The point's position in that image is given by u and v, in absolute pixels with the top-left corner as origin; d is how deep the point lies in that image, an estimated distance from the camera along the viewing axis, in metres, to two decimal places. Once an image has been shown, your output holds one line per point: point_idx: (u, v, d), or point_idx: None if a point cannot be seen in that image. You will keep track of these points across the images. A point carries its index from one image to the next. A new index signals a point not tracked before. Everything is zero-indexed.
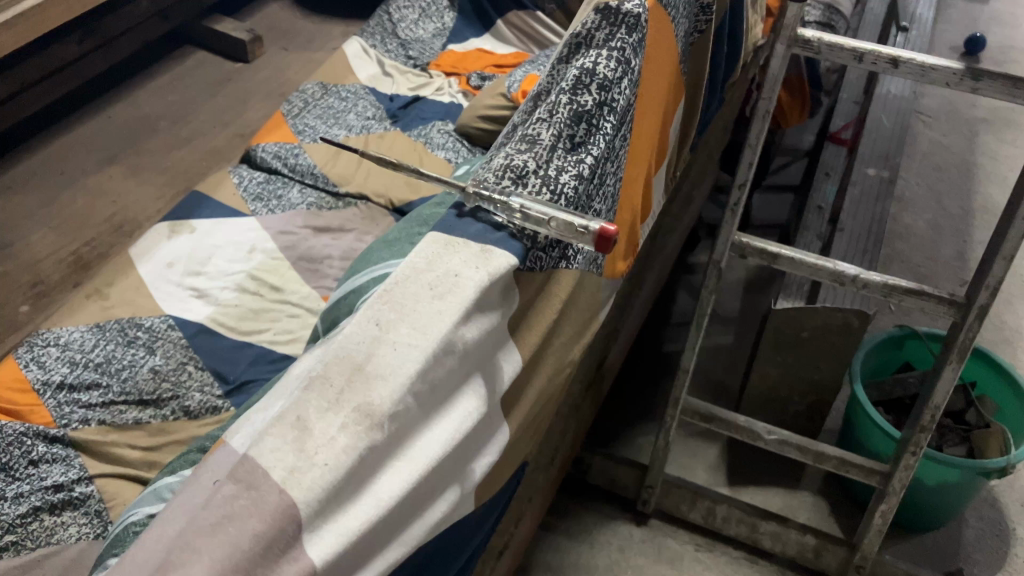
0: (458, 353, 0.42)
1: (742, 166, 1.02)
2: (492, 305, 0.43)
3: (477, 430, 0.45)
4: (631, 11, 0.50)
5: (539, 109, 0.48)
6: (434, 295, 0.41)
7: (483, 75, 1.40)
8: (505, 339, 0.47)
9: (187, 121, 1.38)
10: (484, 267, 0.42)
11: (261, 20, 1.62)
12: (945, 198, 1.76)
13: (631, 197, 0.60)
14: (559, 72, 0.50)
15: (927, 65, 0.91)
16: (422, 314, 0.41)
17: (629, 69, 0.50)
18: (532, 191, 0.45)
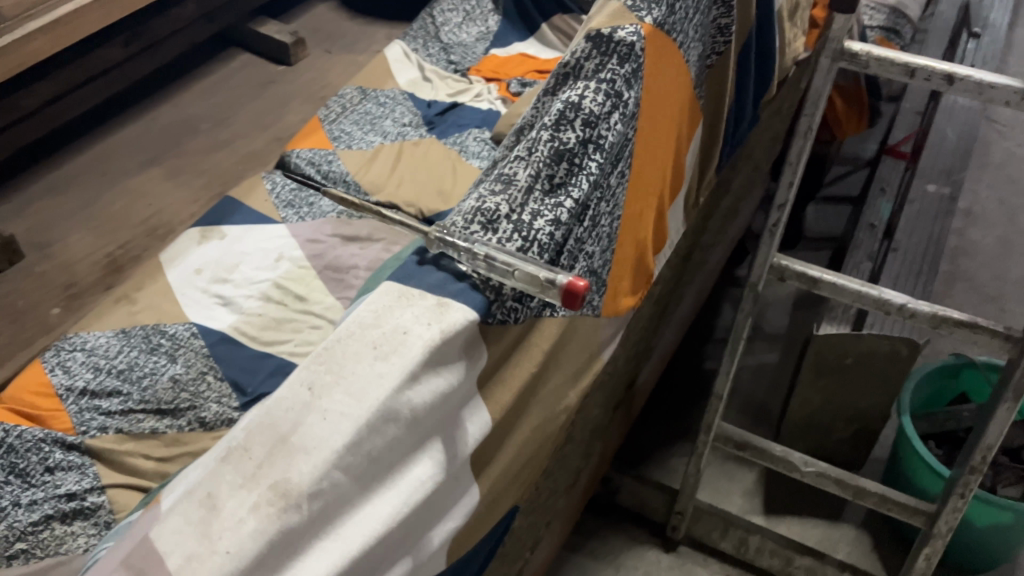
0: (404, 420, 0.41)
1: (783, 185, 0.96)
2: (446, 365, 0.42)
3: (435, 498, 0.44)
4: (623, 40, 0.46)
5: (518, 146, 0.45)
6: (377, 356, 0.40)
7: (523, 81, 1.37)
8: (471, 396, 0.45)
9: (227, 124, 1.38)
10: (436, 324, 0.41)
11: (308, 21, 1.61)
12: (1017, 213, 1.66)
13: (636, 231, 0.57)
14: (544, 105, 0.47)
15: (985, 83, 0.85)
16: (360, 378, 0.40)
17: (620, 103, 0.46)
18: (501, 238, 0.42)
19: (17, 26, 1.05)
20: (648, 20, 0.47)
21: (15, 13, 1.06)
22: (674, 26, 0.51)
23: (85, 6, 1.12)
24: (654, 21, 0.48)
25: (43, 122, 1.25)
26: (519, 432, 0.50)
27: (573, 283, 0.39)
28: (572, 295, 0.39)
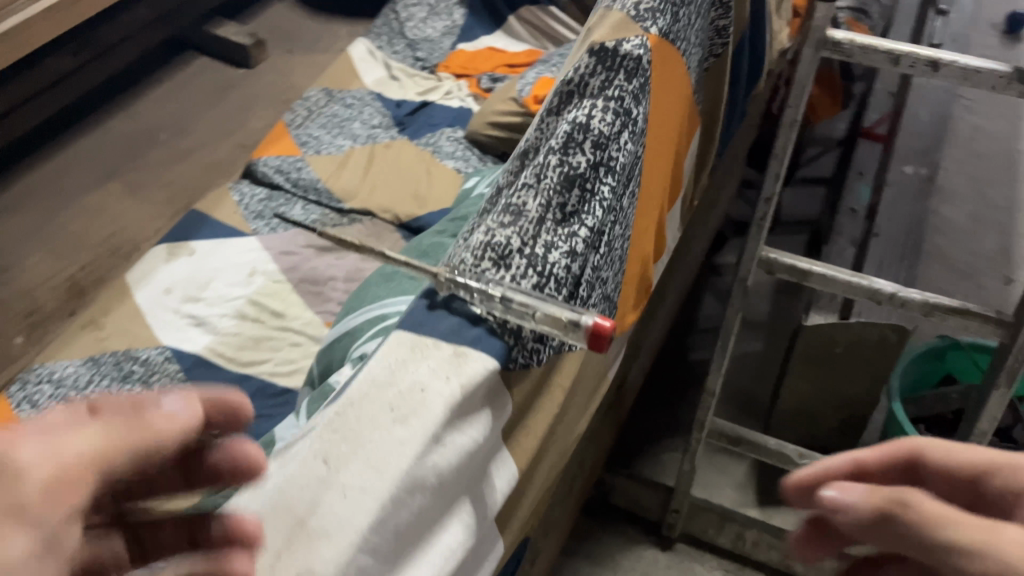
0: (431, 487, 0.38)
1: (770, 179, 0.94)
2: (465, 422, 0.40)
3: (465, 561, 0.41)
4: (630, 54, 0.43)
5: (524, 172, 0.42)
6: (396, 419, 0.37)
7: (494, 76, 1.34)
8: (497, 450, 0.43)
9: (188, 132, 1.32)
10: (455, 378, 0.39)
11: (266, 21, 1.56)
12: (988, 188, 1.64)
13: (640, 246, 0.54)
14: (548, 126, 0.44)
15: (970, 68, 0.83)
16: (380, 446, 0.37)
17: (629, 121, 0.43)
18: (516, 275, 0.39)
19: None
20: (654, 31, 0.44)
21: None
22: (677, 34, 0.48)
23: (32, 19, 1.06)
24: (658, 31, 0.45)
25: None
26: (538, 474, 0.48)
27: (599, 323, 0.37)
28: (599, 336, 0.37)
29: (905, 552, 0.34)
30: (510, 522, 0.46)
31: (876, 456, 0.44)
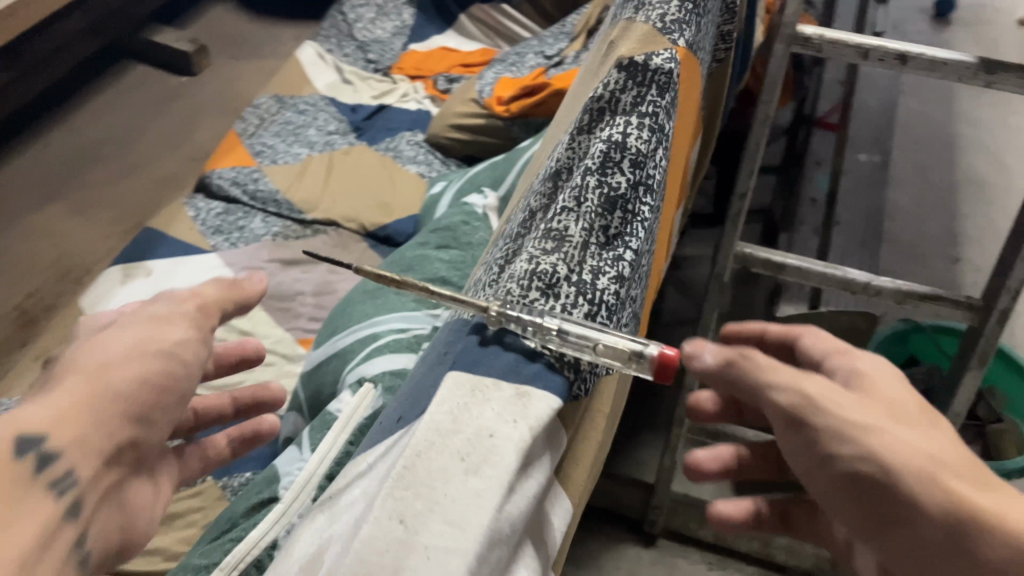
0: (508, 539, 0.32)
1: (743, 176, 0.94)
2: (531, 467, 0.34)
3: None
4: (662, 67, 0.41)
5: (561, 195, 0.40)
6: (468, 469, 0.32)
7: (450, 77, 1.32)
8: (551, 487, 0.38)
9: (133, 146, 1.27)
10: (524, 419, 0.33)
11: (206, 26, 1.50)
12: (931, 171, 1.64)
13: (656, 259, 0.53)
14: (581, 143, 0.42)
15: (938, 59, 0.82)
16: (456, 500, 0.31)
17: (664, 137, 0.42)
18: (566, 305, 0.38)
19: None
20: (682, 43, 0.44)
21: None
22: (697, 45, 0.48)
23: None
24: (685, 45, 0.44)
25: None
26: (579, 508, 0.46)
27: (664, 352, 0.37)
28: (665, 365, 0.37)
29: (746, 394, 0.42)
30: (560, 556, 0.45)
31: (769, 335, 0.51)
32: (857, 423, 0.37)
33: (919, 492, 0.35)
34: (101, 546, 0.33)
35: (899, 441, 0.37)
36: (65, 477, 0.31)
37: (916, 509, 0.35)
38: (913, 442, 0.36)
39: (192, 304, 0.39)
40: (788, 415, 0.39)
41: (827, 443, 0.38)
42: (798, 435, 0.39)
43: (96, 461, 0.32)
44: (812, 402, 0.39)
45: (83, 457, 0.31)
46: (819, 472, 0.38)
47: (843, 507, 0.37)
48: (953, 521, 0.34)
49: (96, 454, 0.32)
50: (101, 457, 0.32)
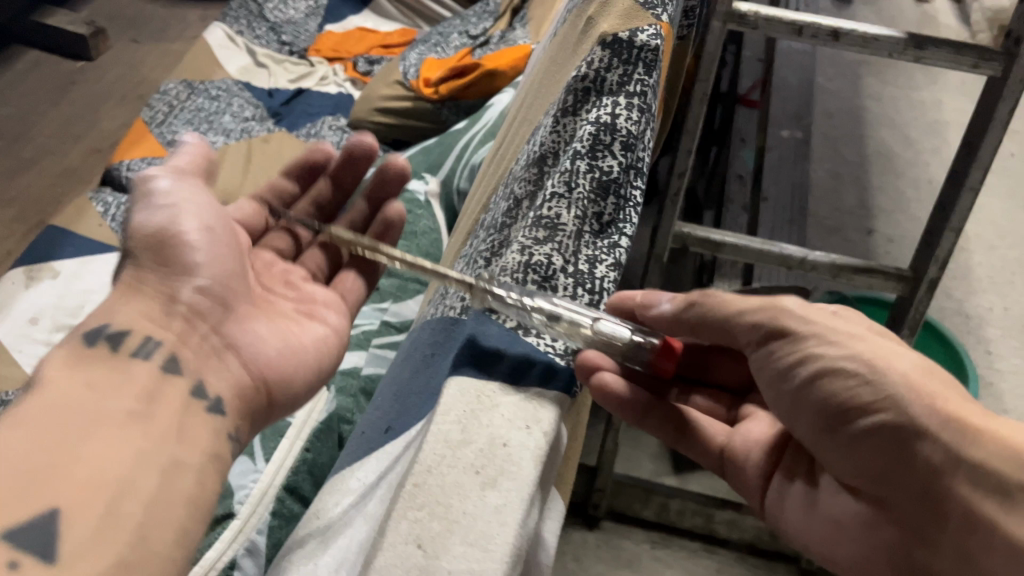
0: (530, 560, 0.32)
1: (681, 154, 0.94)
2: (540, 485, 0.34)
3: None
4: (648, 45, 0.40)
5: (551, 180, 0.39)
6: (484, 482, 0.31)
7: (371, 58, 1.27)
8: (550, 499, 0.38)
9: (28, 139, 1.16)
10: (536, 427, 0.33)
11: (103, 9, 1.40)
12: (843, 145, 1.69)
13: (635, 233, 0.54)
14: (566, 120, 0.41)
15: (868, 36, 0.70)
16: (477, 517, 0.31)
17: (652, 116, 0.41)
18: (565, 295, 0.38)
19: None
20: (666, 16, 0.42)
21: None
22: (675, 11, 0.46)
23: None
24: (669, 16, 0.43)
25: None
26: None
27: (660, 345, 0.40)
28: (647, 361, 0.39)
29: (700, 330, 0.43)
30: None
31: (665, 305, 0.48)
32: (836, 332, 0.39)
33: (904, 388, 0.36)
34: (241, 387, 0.43)
35: (883, 349, 0.38)
36: (144, 344, 0.40)
37: (883, 409, 0.36)
38: (894, 354, 0.38)
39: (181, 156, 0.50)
40: (762, 335, 0.41)
41: (804, 353, 0.39)
42: (774, 358, 0.40)
43: (171, 327, 0.42)
44: (786, 314, 0.40)
45: (153, 332, 0.41)
46: (791, 387, 0.40)
47: (812, 416, 0.39)
48: (929, 420, 0.35)
49: (167, 324, 0.42)
50: (178, 324, 0.42)
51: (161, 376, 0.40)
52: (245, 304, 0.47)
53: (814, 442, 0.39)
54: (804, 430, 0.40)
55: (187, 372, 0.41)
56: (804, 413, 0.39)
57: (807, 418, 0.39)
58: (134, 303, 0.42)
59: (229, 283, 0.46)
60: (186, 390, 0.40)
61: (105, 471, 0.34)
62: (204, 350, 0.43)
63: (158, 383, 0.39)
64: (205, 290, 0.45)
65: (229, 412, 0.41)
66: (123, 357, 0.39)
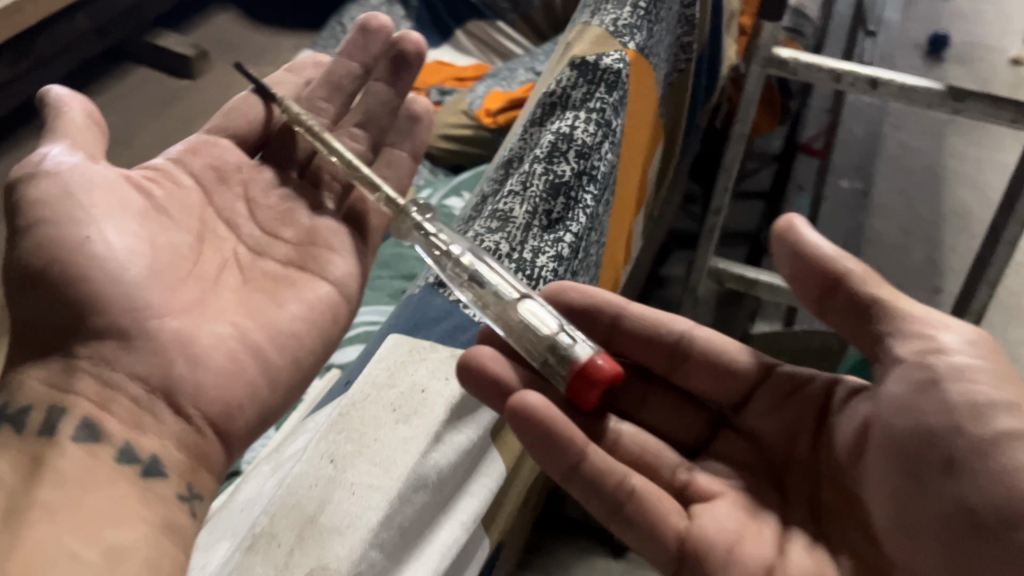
0: (432, 486, 0.48)
1: (718, 192, 0.99)
2: (458, 429, 0.51)
3: (463, 559, 0.50)
4: (609, 69, 0.59)
5: (519, 178, 0.58)
6: (398, 418, 0.50)
7: (443, 89, 1.33)
8: (489, 450, 0.53)
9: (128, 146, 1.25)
10: (449, 382, 0.52)
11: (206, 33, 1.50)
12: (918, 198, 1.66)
13: (615, 234, 0.68)
14: (534, 133, 0.60)
15: (906, 87, 0.87)
16: (386, 443, 0.48)
17: (606, 129, 0.59)
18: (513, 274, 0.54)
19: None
20: (631, 46, 0.61)
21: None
22: (651, 51, 0.65)
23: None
24: (634, 45, 0.62)
25: None
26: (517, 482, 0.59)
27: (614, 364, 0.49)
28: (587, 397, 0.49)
29: (853, 284, 0.54)
30: (496, 519, 0.54)
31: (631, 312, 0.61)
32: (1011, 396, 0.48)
33: None
34: (183, 430, 0.50)
35: None
36: (54, 417, 0.47)
37: None
38: None
39: (90, 123, 0.56)
40: (921, 356, 0.52)
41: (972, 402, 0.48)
42: (963, 410, 0.48)
43: (81, 392, 0.48)
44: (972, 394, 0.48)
45: (55, 402, 0.47)
46: (957, 454, 0.48)
47: (969, 489, 0.47)
48: None
49: (75, 388, 0.48)
50: (90, 385, 0.48)
51: (90, 453, 0.46)
52: (181, 315, 0.52)
53: (933, 471, 0.49)
54: (937, 485, 0.48)
55: (116, 438, 0.47)
56: (939, 447, 0.49)
57: (936, 450, 0.49)
58: (47, 377, 0.49)
59: (149, 279, 0.52)
60: (113, 455, 0.47)
61: (44, 557, 0.40)
62: (126, 404, 0.49)
63: (81, 459, 0.46)
64: (112, 321, 0.50)
65: (170, 471, 0.48)
66: (31, 438, 0.46)
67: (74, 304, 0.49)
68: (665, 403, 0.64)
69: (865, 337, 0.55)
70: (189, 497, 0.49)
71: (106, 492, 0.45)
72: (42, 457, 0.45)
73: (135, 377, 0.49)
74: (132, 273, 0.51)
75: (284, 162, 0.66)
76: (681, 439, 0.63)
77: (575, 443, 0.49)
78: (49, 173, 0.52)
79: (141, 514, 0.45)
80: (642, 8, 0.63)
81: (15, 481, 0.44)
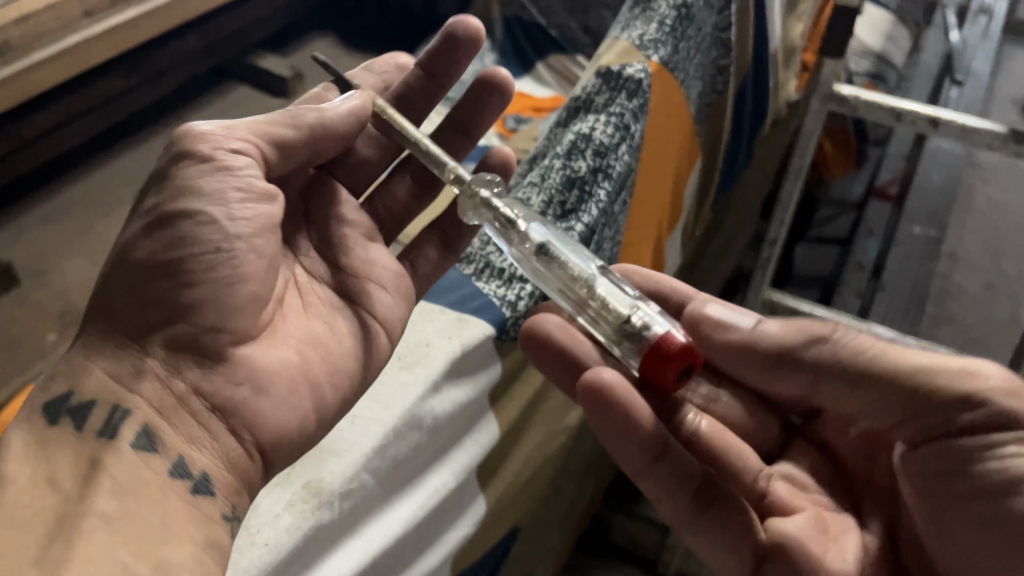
0: (425, 426, 0.61)
1: (775, 224, 1.01)
2: (454, 385, 0.63)
3: (451, 500, 0.64)
4: (630, 78, 0.64)
5: (539, 171, 0.64)
6: (403, 367, 0.63)
7: (520, 117, 1.34)
8: (487, 411, 0.67)
9: None
10: (454, 339, 0.64)
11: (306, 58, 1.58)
12: None
13: (640, 237, 0.72)
14: (558, 133, 0.66)
15: (968, 128, 0.87)
16: (389, 390, 0.62)
17: (626, 132, 0.64)
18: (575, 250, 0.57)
19: (56, 36, 0.96)
20: (654, 59, 0.65)
21: (63, 23, 0.97)
22: (678, 65, 0.69)
23: (142, 15, 1.04)
24: (658, 59, 0.66)
25: (44, 150, 1.18)
26: (524, 444, 0.72)
27: (688, 341, 0.52)
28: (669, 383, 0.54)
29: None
30: (493, 481, 0.69)
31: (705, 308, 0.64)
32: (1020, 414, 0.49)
33: None
34: (235, 453, 0.51)
35: None
36: (115, 414, 0.48)
37: None
38: None
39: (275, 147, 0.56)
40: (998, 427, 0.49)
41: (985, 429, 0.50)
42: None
43: (144, 395, 0.49)
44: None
45: (118, 400, 0.49)
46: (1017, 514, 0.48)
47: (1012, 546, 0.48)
48: None
49: (138, 389, 0.49)
50: (152, 388, 0.50)
51: (145, 461, 0.47)
52: (251, 342, 0.54)
53: (957, 510, 0.51)
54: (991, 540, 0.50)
55: (172, 451, 0.49)
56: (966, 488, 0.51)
57: (958, 492, 0.51)
58: (111, 369, 0.50)
59: (249, 304, 0.53)
60: (167, 468, 0.48)
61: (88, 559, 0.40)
62: (184, 417, 0.50)
63: (136, 464, 0.46)
64: (193, 332, 0.51)
65: (218, 492, 0.49)
66: (91, 438, 0.47)
67: (161, 304, 0.51)
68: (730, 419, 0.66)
69: (870, 401, 0.56)
70: (232, 517, 0.49)
71: (156, 506, 0.45)
72: (101, 459, 0.46)
73: (196, 390, 0.51)
74: (238, 293, 0.52)
75: (353, 186, 0.70)
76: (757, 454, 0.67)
77: (647, 418, 0.55)
78: (206, 159, 0.53)
79: (186, 530, 0.45)
80: (669, 25, 0.67)
81: (74, 482, 0.44)
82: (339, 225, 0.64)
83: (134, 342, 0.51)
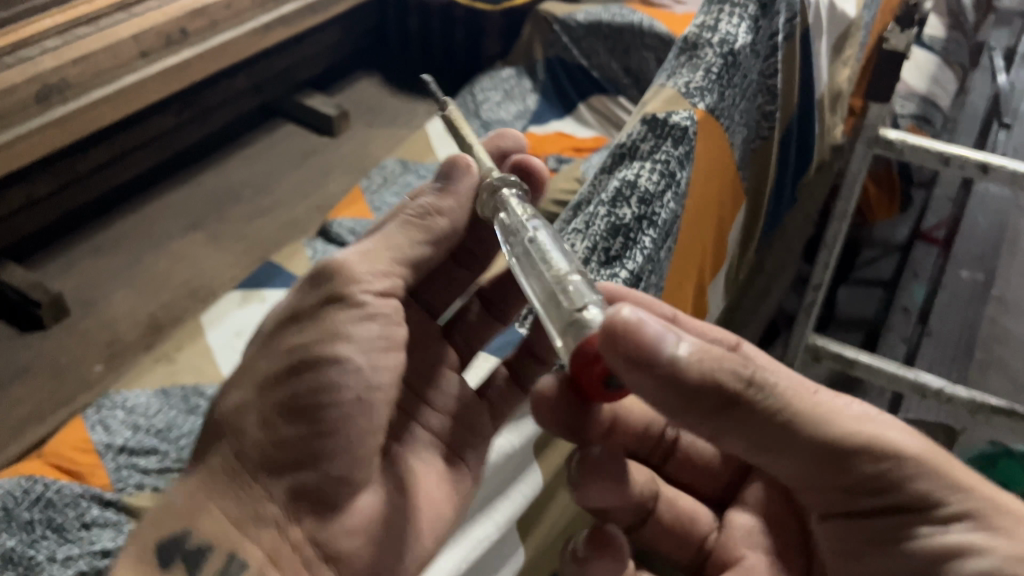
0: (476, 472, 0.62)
1: (819, 267, 1.00)
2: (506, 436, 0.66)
3: (492, 552, 0.65)
4: (677, 125, 0.64)
5: (586, 218, 0.64)
6: None
7: (561, 158, 1.34)
8: (529, 463, 0.69)
9: (270, 191, 1.33)
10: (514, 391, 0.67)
11: (351, 95, 1.61)
12: None
13: (685, 282, 0.73)
14: (603, 180, 0.66)
15: (1019, 173, 0.86)
16: None
17: (672, 179, 0.64)
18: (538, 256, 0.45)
19: (113, 75, 1.00)
20: (700, 107, 0.65)
21: (120, 62, 1.00)
22: (723, 112, 0.69)
23: (196, 57, 1.07)
24: (704, 107, 0.66)
25: (98, 184, 1.22)
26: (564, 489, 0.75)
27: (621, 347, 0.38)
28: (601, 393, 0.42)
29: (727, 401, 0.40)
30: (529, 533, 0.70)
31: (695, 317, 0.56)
32: (962, 479, 0.43)
33: None
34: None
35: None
36: (228, 564, 0.51)
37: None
38: None
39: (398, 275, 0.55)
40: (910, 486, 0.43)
41: (938, 493, 0.43)
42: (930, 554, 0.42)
43: (261, 541, 0.52)
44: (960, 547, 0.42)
45: (230, 547, 0.51)
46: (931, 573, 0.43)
47: None
48: None
49: (257, 538, 0.52)
50: (270, 536, 0.52)
51: None
52: (368, 486, 0.55)
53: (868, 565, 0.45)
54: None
55: None
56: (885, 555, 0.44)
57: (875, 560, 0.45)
58: (232, 513, 0.52)
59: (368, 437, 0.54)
60: None
61: None
62: (291, 554, 0.52)
63: None
64: (320, 481, 0.52)
65: None
66: None
67: (303, 455, 0.52)
68: (695, 462, 0.65)
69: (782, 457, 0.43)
70: None
71: None
72: None
73: (312, 539, 0.52)
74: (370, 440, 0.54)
75: (432, 307, 0.67)
76: (687, 551, 0.62)
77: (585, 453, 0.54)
78: (358, 305, 0.52)
79: None
80: (716, 72, 0.67)
81: None
82: (448, 370, 0.64)
83: (264, 491, 0.52)
